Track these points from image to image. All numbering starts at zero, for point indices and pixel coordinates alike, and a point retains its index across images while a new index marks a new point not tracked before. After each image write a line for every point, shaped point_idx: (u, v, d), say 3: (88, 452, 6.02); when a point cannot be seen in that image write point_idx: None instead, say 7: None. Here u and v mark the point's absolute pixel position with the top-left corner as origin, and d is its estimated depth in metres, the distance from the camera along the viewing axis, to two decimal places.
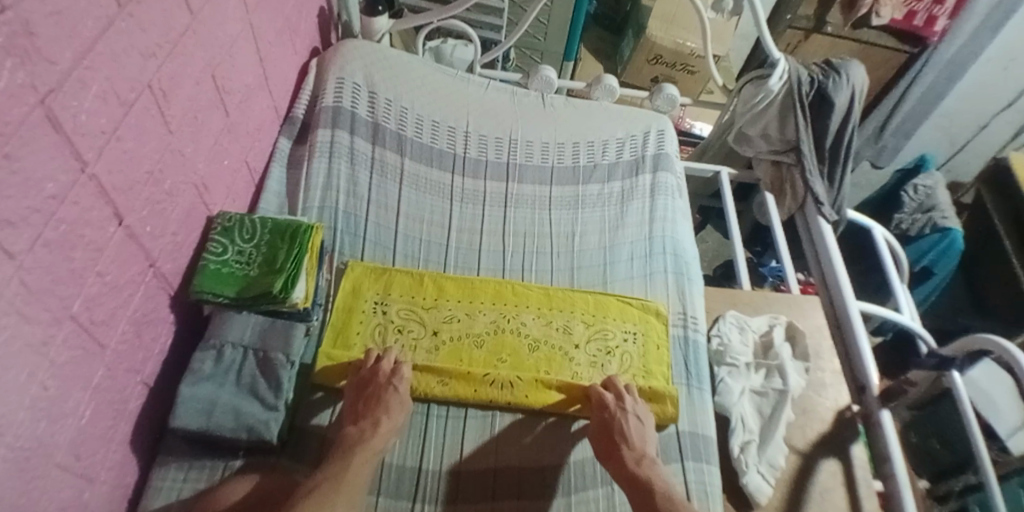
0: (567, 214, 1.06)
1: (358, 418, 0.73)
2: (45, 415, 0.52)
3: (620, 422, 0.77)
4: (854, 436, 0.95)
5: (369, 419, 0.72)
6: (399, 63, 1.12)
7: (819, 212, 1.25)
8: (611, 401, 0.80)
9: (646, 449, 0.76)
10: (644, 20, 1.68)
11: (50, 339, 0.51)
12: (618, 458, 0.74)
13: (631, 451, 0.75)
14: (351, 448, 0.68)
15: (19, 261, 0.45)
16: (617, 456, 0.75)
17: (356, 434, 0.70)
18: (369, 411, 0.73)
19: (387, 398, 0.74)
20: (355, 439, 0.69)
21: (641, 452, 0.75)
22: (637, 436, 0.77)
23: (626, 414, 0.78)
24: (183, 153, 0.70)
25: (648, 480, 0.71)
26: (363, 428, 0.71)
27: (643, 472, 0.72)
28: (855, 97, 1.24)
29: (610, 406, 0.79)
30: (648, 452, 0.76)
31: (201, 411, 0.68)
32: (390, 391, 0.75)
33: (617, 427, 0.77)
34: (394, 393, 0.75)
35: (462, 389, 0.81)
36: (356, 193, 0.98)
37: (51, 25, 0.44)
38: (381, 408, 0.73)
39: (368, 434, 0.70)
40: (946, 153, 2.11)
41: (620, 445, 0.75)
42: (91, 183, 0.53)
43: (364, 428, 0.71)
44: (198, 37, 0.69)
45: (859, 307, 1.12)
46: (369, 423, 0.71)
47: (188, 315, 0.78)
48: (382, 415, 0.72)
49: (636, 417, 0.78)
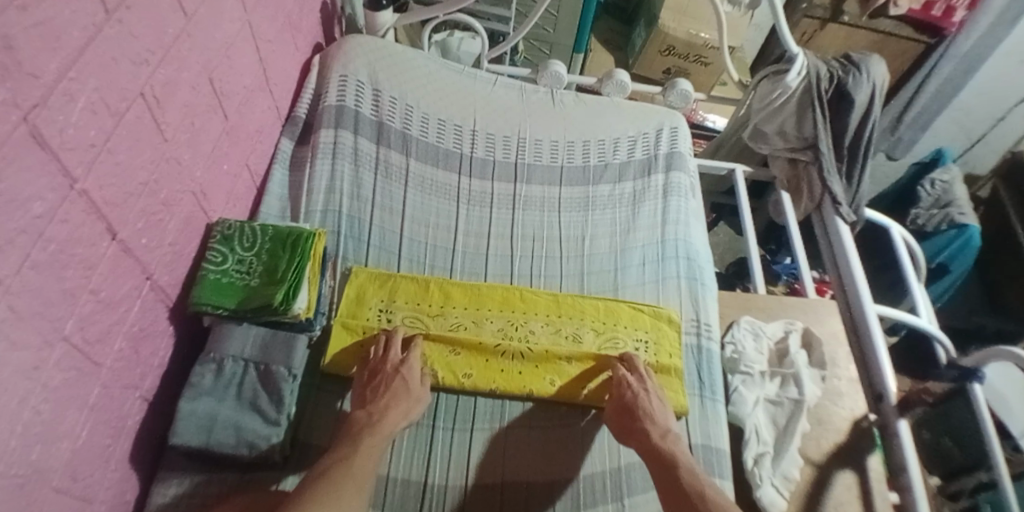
0: (578, 216, 1.03)
1: (366, 402, 0.73)
2: (39, 439, 0.50)
3: (643, 401, 0.76)
4: (870, 447, 0.92)
5: (379, 404, 0.72)
6: (403, 59, 1.09)
7: (836, 211, 1.21)
8: (633, 381, 0.79)
9: (669, 425, 0.76)
10: (656, 10, 1.63)
11: (42, 363, 0.49)
12: (641, 432, 0.74)
13: (655, 427, 0.74)
14: (359, 432, 0.69)
15: (5, 286, 0.43)
16: (640, 429, 0.74)
17: (364, 418, 0.71)
18: (376, 397, 0.73)
19: (395, 384, 0.74)
20: (364, 423, 0.70)
21: (664, 427, 0.75)
22: (659, 413, 0.77)
23: (648, 394, 0.78)
24: (180, 161, 0.68)
25: (672, 455, 0.71)
26: (372, 412, 0.71)
27: (667, 446, 0.72)
28: (876, 93, 1.19)
29: (632, 386, 0.78)
30: (672, 428, 0.76)
31: (202, 427, 0.67)
32: (399, 378, 0.75)
33: (640, 406, 0.76)
34: (399, 377, 0.75)
35: (474, 360, 0.83)
36: (359, 196, 0.95)
37: (34, 38, 0.42)
38: (391, 396, 0.73)
39: (376, 417, 0.71)
40: (962, 146, 2.02)
41: (645, 422, 0.75)
42: (81, 200, 0.51)
43: (371, 412, 0.71)
44: (193, 40, 0.66)
45: (878, 311, 1.08)
46: (377, 408, 0.72)
47: (188, 327, 0.76)
48: (391, 402, 0.72)
49: (657, 398, 0.78)
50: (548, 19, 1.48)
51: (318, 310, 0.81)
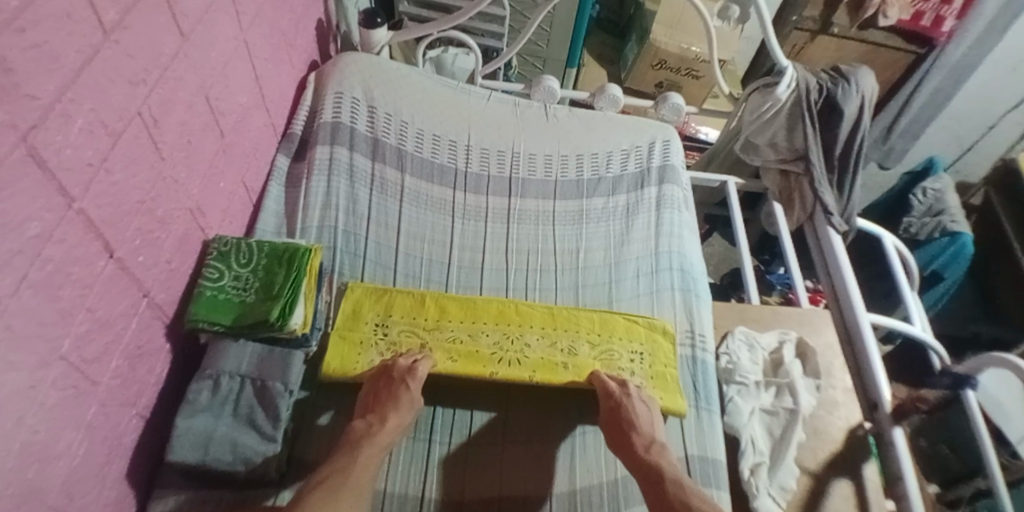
0: (572, 230, 1.04)
1: (369, 411, 0.74)
2: (34, 459, 0.50)
3: (627, 410, 0.77)
4: (866, 457, 0.93)
5: (377, 414, 0.72)
6: (398, 75, 1.10)
7: (828, 222, 1.22)
8: (615, 388, 0.80)
9: (654, 434, 0.76)
10: (647, 24, 1.66)
11: (38, 382, 0.49)
12: (627, 446, 0.75)
13: (641, 437, 0.75)
14: (357, 443, 0.69)
15: (4, 306, 0.43)
16: (627, 444, 0.75)
17: (362, 429, 0.71)
18: (377, 406, 0.74)
19: (398, 394, 0.74)
20: (362, 433, 0.70)
21: (649, 437, 0.76)
22: (645, 422, 0.77)
23: (631, 399, 0.78)
24: (177, 179, 0.69)
25: (658, 466, 0.72)
26: (371, 422, 0.72)
27: (652, 458, 0.73)
28: (864, 105, 1.21)
29: (616, 394, 0.79)
30: (658, 439, 0.76)
31: (198, 444, 0.66)
32: (402, 388, 0.75)
33: (625, 416, 0.76)
34: (406, 390, 0.75)
35: (471, 367, 0.82)
36: (355, 211, 0.96)
37: (31, 60, 0.43)
38: (390, 405, 0.73)
39: (375, 427, 0.71)
40: (954, 154, 2.06)
41: (630, 432, 0.75)
42: (79, 218, 0.51)
43: (371, 423, 0.72)
44: (189, 59, 0.67)
45: (871, 319, 1.09)
46: (376, 418, 0.72)
47: (184, 344, 0.76)
48: (391, 411, 0.73)
49: (643, 403, 0.79)
50: (541, 35, 1.50)
51: (314, 325, 0.81)
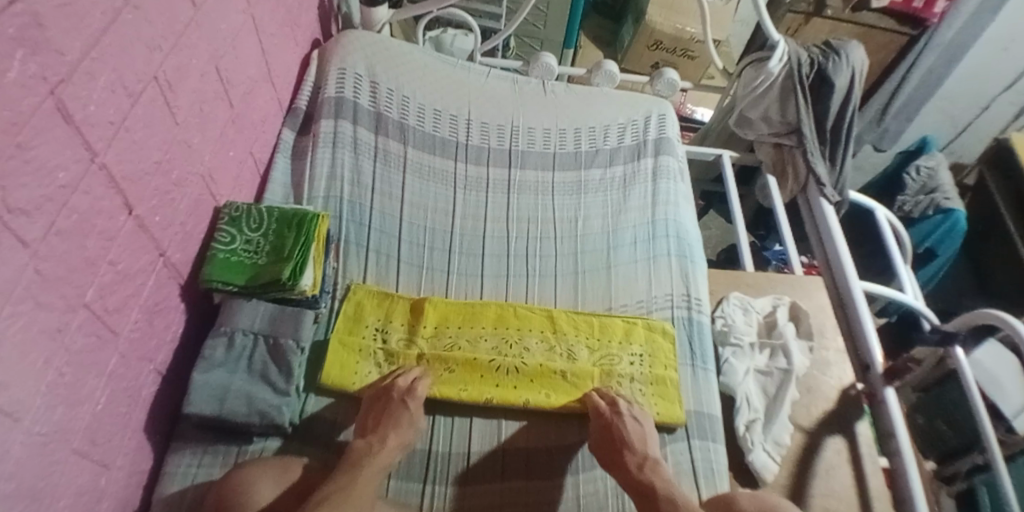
0: (570, 199, 1.06)
1: (368, 431, 0.72)
2: (62, 401, 0.53)
3: (619, 428, 0.75)
4: (859, 414, 0.95)
5: (377, 435, 0.70)
6: (400, 53, 1.13)
7: (820, 193, 1.25)
8: (605, 408, 0.78)
9: (647, 451, 0.75)
10: (644, 6, 1.67)
11: (65, 326, 0.52)
12: (621, 464, 0.73)
13: (634, 455, 0.73)
14: (358, 462, 0.66)
15: (33, 249, 0.46)
16: (620, 462, 0.73)
17: (362, 448, 0.69)
18: (379, 426, 0.72)
19: (397, 414, 0.73)
20: (363, 453, 0.68)
21: (643, 455, 0.74)
22: (638, 438, 0.75)
23: (623, 418, 0.77)
24: (190, 144, 0.71)
25: (651, 484, 0.70)
26: (370, 443, 0.69)
27: (646, 477, 0.71)
28: (855, 78, 1.24)
29: (606, 413, 0.77)
30: (651, 455, 0.74)
31: (214, 397, 0.70)
32: (401, 407, 0.73)
33: (618, 434, 0.75)
34: (405, 410, 0.73)
35: (470, 376, 0.82)
36: (360, 182, 0.98)
37: (61, 17, 0.45)
38: (391, 424, 0.71)
39: (375, 448, 0.69)
40: (948, 135, 2.08)
41: (623, 451, 0.74)
42: (101, 173, 0.54)
43: (371, 442, 0.69)
44: (200, 29, 0.70)
45: (862, 287, 1.12)
46: (376, 438, 0.70)
47: (199, 304, 0.79)
48: (389, 431, 0.71)
49: (633, 418, 0.77)
50: (538, 16, 1.53)
51: (323, 289, 0.84)
